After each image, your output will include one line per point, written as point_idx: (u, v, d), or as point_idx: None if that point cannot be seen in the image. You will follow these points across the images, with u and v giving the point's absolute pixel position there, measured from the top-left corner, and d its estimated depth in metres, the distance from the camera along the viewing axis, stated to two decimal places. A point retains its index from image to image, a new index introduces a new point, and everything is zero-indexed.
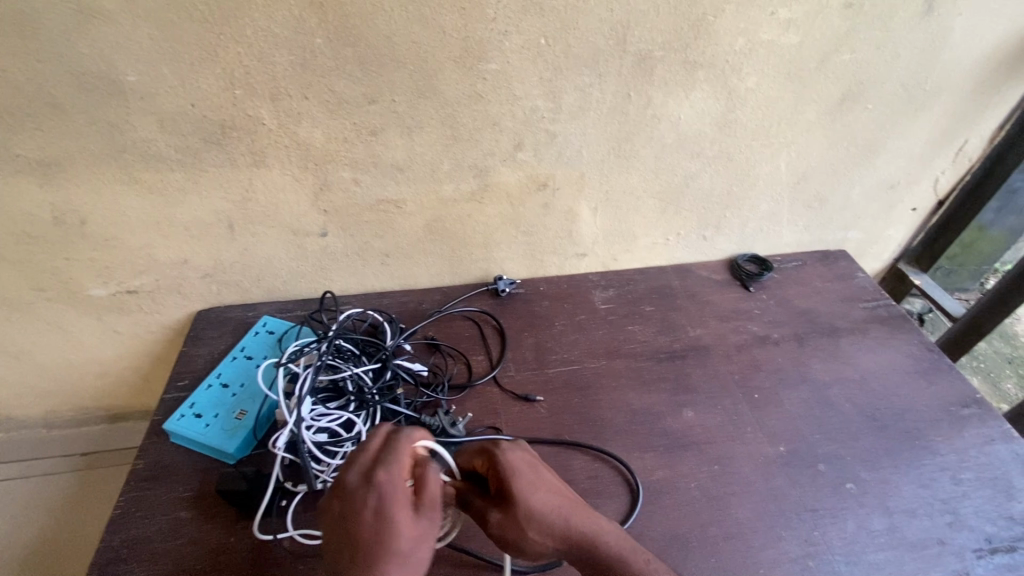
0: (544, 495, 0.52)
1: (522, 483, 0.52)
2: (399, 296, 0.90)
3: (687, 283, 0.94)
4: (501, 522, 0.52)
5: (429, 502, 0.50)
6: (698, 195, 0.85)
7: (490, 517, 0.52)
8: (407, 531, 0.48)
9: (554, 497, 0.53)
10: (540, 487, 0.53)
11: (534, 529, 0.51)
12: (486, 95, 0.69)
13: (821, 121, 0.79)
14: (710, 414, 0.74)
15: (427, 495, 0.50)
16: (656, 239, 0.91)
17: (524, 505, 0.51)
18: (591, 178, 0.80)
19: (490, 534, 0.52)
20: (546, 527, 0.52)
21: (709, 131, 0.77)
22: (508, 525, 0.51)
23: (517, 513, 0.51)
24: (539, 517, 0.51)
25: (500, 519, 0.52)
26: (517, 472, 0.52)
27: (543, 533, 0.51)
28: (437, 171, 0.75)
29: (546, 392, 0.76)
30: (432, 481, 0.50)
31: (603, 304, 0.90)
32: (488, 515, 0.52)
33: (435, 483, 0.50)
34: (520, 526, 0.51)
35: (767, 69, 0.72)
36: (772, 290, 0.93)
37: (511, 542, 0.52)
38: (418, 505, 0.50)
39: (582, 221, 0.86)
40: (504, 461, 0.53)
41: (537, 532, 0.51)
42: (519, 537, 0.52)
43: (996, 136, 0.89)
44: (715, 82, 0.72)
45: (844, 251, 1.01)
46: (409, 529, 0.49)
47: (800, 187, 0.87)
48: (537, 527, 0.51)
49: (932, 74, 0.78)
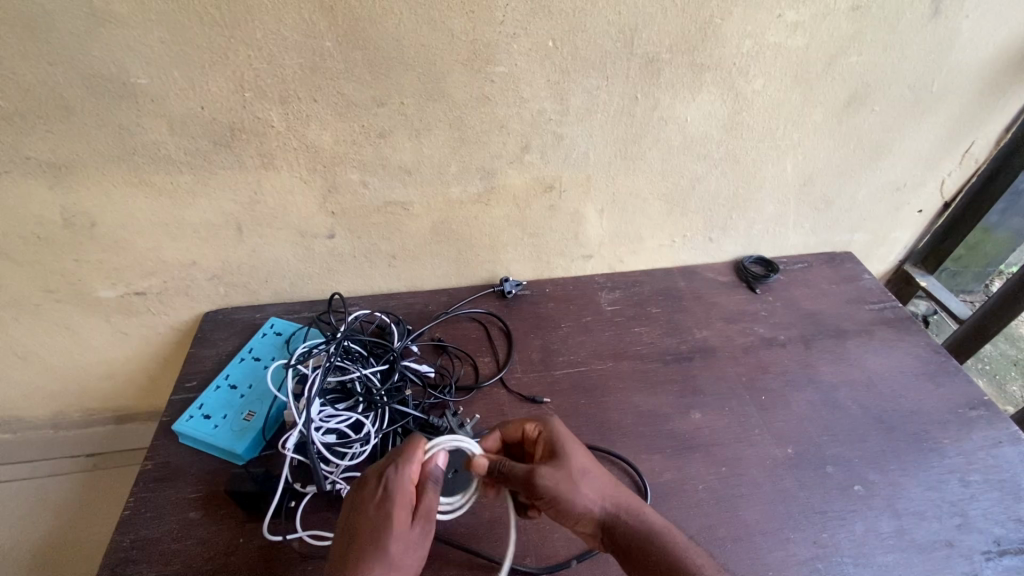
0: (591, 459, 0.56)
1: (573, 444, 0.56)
2: (405, 297, 0.90)
3: (692, 285, 0.94)
4: (552, 476, 0.53)
5: (428, 512, 0.52)
6: (704, 197, 0.85)
7: (543, 468, 0.53)
8: (404, 535, 0.50)
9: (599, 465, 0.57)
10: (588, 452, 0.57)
11: (583, 485, 0.54)
12: (493, 98, 0.69)
13: (827, 123, 0.79)
14: (717, 416, 0.75)
15: (427, 504, 0.52)
16: (662, 241, 0.91)
17: (577, 460, 0.55)
18: (598, 180, 0.80)
19: (542, 484, 0.52)
20: (595, 483, 0.54)
21: (715, 133, 0.77)
22: (561, 476, 0.53)
23: (570, 467, 0.54)
24: (589, 474, 0.55)
25: (552, 471, 0.53)
26: (566, 434, 0.57)
27: (593, 488, 0.54)
28: (444, 173, 0.75)
29: (553, 394, 0.77)
30: (432, 491, 0.52)
31: (609, 306, 0.90)
32: (540, 466, 0.53)
33: (434, 493, 0.52)
34: (569, 481, 0.53)
35: (774, 71, 0.72)
36: (778, 292, 0.93)
37: (560, 497, 0.53)
38: (416, 513, 0.51)
39: (589, 223, 0.86)
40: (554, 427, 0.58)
41: (585, 489, 0.54)
42: (569, 490, 0.53)
43: (1002, 138, 0.89)
44: (721, 84, 0.72)
45: (850, 253, 1.01)
46: (406, 533, 0.50)
47: (806, 189, 0.88)
48: (590, 480, 0.54)
49: (939, 76, 0.78)
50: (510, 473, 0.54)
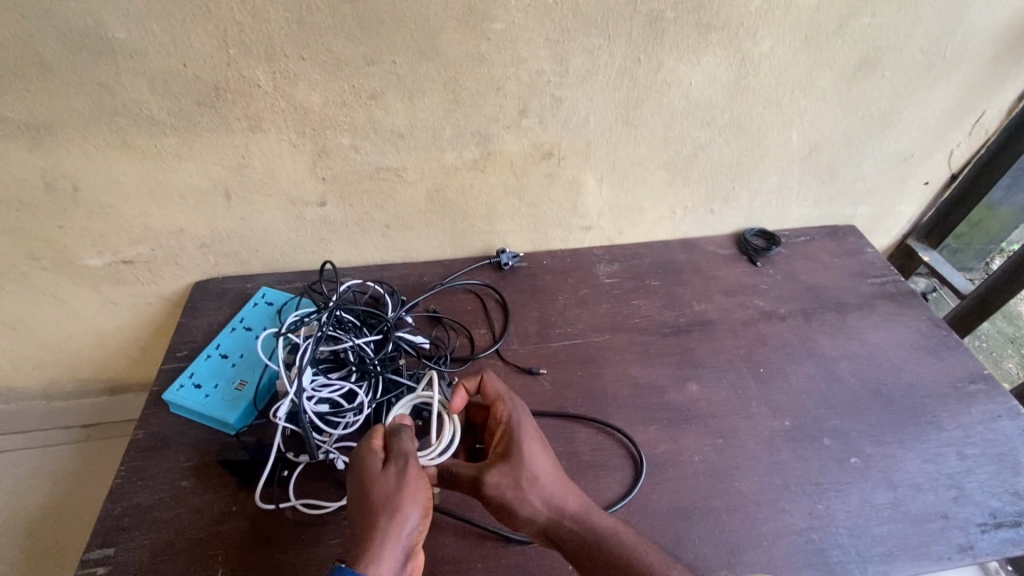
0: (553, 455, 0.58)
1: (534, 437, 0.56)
2: (400, 268, 0.88)
3: (693, 258, 0.92)
4: (498, 483, 0.53)
5: (408, 456, 0.51)
6: (707, 166, 0.83)
7: (489, 474, 0.53)
8: (383, 481, 0.50)
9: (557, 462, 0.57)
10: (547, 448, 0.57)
11: (536, 492, 0.53)
12: (490, 57, 0.66)
13: (836, 89, 0.77)
14: (715, 389, 0.74)
15: (399, 445, 0.51)
16: (663, 212, 0.89)
17: (528, 465, 0.54)
18: (598, 148, 0.78)
19: (488, 490, 0.52)
20: (543, 490, 0.53)
21: (719, 98, 0.74)
22: (508, 483, 0.53)
23: (519, 474, 0.53)
24: (538, 481, 0.53)
25: (499, 478, 0.53)
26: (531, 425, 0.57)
27: (539, 496, 0.53)
28: (439, 138, 0.73)
29: (549, 365, 0.76)
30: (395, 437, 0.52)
31: (607, 278, 0.89)
32: (487, 472, 0.53)
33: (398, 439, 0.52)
34: (519, 489, 0.53)
35: (782, 32, 0.69)
36: (780, 265, 0.91)
37: (505, 504, 0.52)
38: (390, 459, 0.51)
39: (588, 192, 0.84)
40: (520, 416, 0.57)
41: (536, 496, 0.53)
42: (514, 498, 0.53)
43: (1014, 107, 0.87)
44: (728, 46, 0.69)
45: (853, 226, 0.99)
46: (386, 478, 0.50)
47: (811, 159, 0.85)
48: (537, 489, 0.53)
49: (953, 40, 0.75)
50: (458, 476, 0.54)
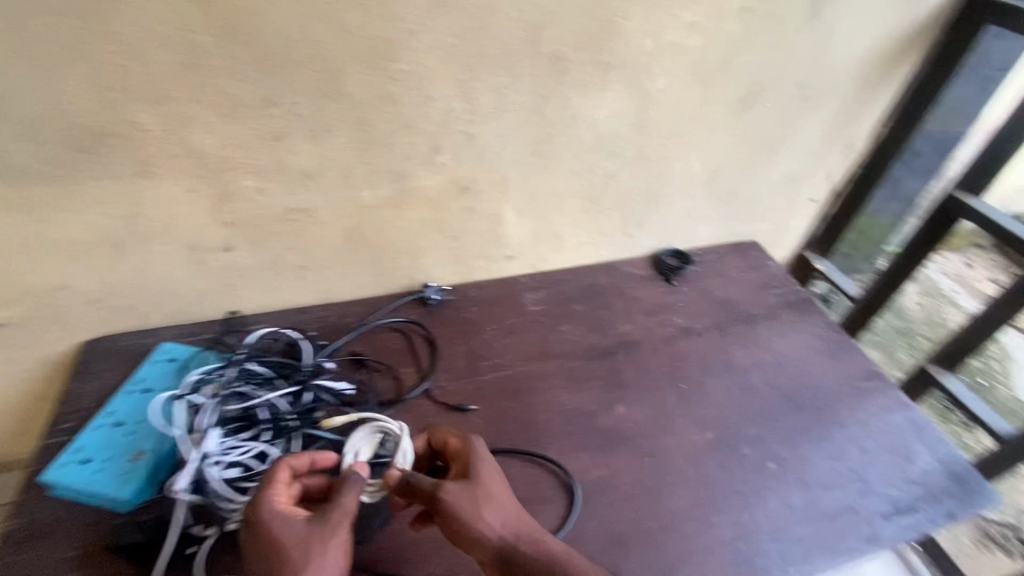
0: (505, 491, 0.54)
1: (446, 492, 0.52)
2: (320, 310, 0.85)
3: (614, 281, 0.95)
4: (458, 491, 0.52)
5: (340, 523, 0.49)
6: (618, 193, 0.87)
7: (448, 484, 0.53)
8: (307, 545, 0.47)
9: (488, 511, 0.52)
10: (471, 501, 0.52)
11: (496, 506, 0.52)
12: (397, 96, 0.66)
13: (726, 120, 0.83)
14: (641, 409, 0.76)
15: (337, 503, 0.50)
16: (583, 238, 0.92)
17: (487, 482, 0.54)
18: (513, 180, 0.79)
19: (446, 499, 0.52)
20: (503, 506, 0.53)
21: (623, 130, 0.78)
22: (467, 494, 0.52)
23: (479, 487, 0.53)
24: (497, 498, 0.53)
25: (459, 487, 0.53)
26: (448, 482, 0.53)
27: (499, 510, 0.52)
28: (351, 177, 0.71)
29: (479, 400, 0.75)
30: (349, 490, 0.51)
31: (533, 306, 0.90)
32: (446, 482, 0.53)
33: (352, 492, 0.51)
34: (479, 503, 0.52)
35: (674, 70, 0.74)
36: (693, 282, 0.97)
37: (462, 514, 0.51)
38: (314, 517, 0.49)
39: (508, 223, 0.85)
40: (472, 448, 0.57)
41: (494, 512, 0.52)
42: (474, 509, 0.52)
43: (877, 132, 0.97)
44: (626, 82, 0.73)
45: (756, 242, 1.06)
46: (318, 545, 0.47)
47: (712, 182, 0.92)
48: (498, 505, 0.52)
49: (820, 75, 0.84)
50: (415, 487, 0.53)
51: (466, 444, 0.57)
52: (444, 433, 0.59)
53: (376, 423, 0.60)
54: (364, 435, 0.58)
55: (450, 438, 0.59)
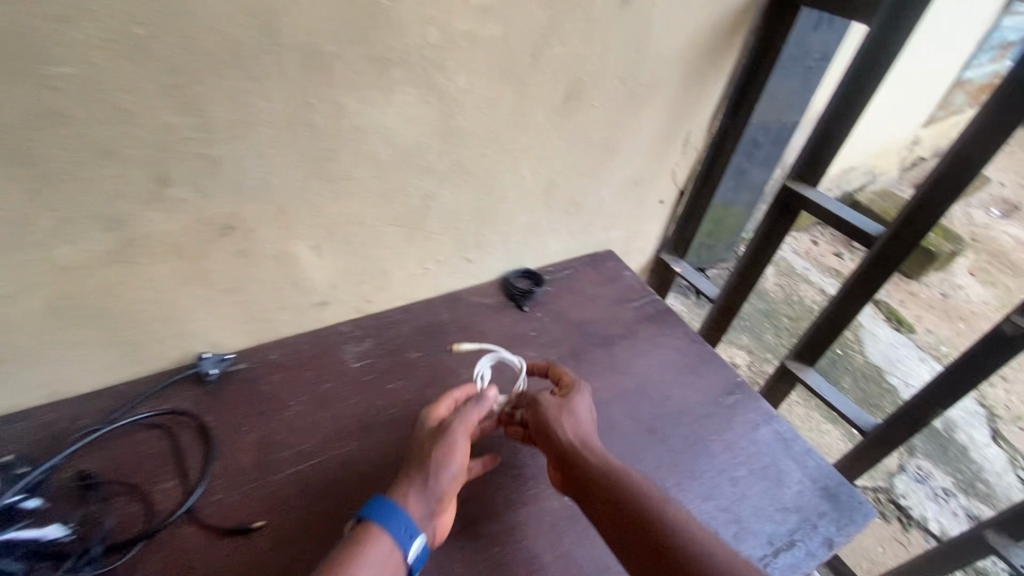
0: (586, 412, 0.63)
1: (543, 402, 0.62)
2: (41, 414, 0.61)
3: (457, 315, 0.82)
4: (532, 400, 0.62)
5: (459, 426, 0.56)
6: (443, 215, 0.73)
7: (542, 396, 0.62)
8: (439, 441, 0.54)
9: (565, 420, 0.60)
10: (558, 412, 0.60)
11: (573, 420, 0.60)
12: (67, 113, 0.45)
13: (552, 122, 0.72)
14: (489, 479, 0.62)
15: (460, 417, 0.56)
16: (411, 270, 0.77)
17: (572, 403, 0.62)
18: (296, 213, 0.62)
19: (540, 404, 0.61)
20: (585, 423, 0.61)
21: (429, 141, 0.64)
22: (553, 406, 0.61)
23: (558, 404, 0.61)
24: (572, 410, 0.61)
25: (552, 400, 0.62)
26: (542, 396, 0.62)
27: (586, 425, 0.61)
28: (28, 231, 0.49)
29: (275, 509, 0.57)
30: (473, 410, 0.57)
31: (355, 362, 0.73)
32: (541, 395, 0.63)
33: (474, 410, 0.57)
34: (561, 413, 0.60)
35: (475, 66, 0.61)
36: (547, 306, 0.86)
37: (547, 421, 0.60)
38: (450, 427, 0.55)
39: (306, 265, 0.68)
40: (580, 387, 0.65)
41: (571, 424, 0.60)
42: (558, 418, 0.60)
43: (712, 126, 0.91)
44: (417, 82, 0.59)
45: (611, 251, 0.99)
46: (444, 442, 0.54)
47: (550, 193, 0.81)
48: (575, 420, 0.60)
49: (645, 68, 0.74)
50: (520, 398, 0.64)
51: (563, 372, 0.68)
52: (545, 364, 0.70)
53: (498, 355, 0.70)
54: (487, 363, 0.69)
55: (552, 365, 0.69)
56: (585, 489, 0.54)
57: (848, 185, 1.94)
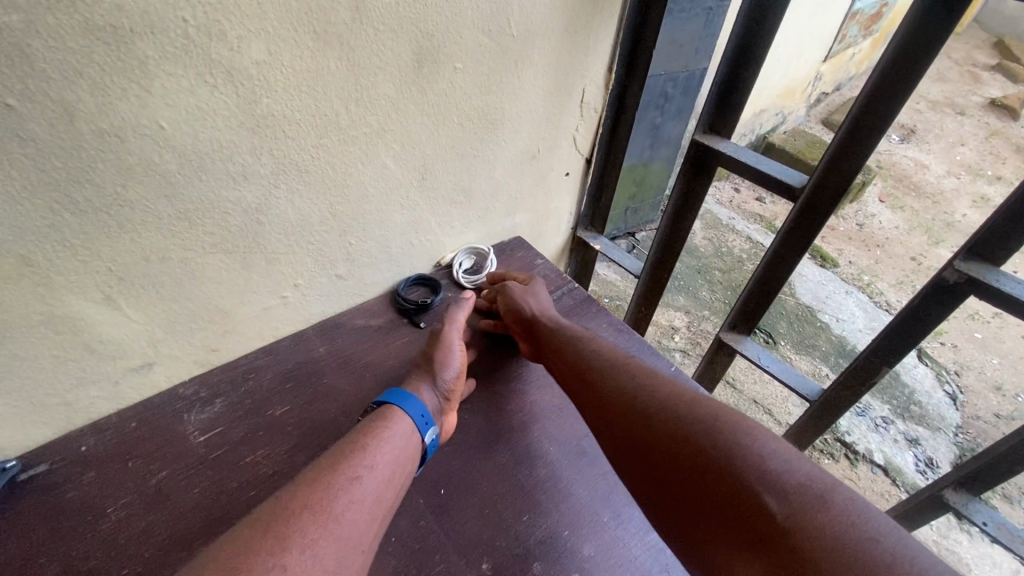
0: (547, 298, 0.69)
1: (512, 291, 0.68)
2: None
3: (337, 347, 0.67)
4: (506, 295, 0.68)
5: (449, 332, 0.62)
6: (287, 231, 0.57)
7: (510, 285, 0.69)
8: (451, 344, 0.60)
9: (534, 302, 0.66)
10: (526, 294, 0.68)
11: (531, 297, 0.67)
12: None
13: (406, 95, 0.57)
14: (380, 558, 0.48)
15: (449, 318, 0.63)
16: (262, 304, 0.61)
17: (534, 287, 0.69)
18: (50, 262, 0.44)
19: (512, 297, 0.67)
20: (542, 305, 0.67)
21: (233, 139, 0.48)
22: (518, 291, 0.68)
23: (532, 288, 0.69)
24: (535, 295, 0.68)
25: (515, 288, 0.69)
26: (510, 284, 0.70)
27: (543, 306, 0.67)
28: None
29: None
30: (453, 311, 0.64)
31: (203, 435, 0.57)
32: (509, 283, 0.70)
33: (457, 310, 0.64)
34: (527, 296, 0.67)
35: (272, 28, 0.45)
36: (448, 316, 0.72)
37: (517, 303, 0.66)
38: (449, 330, 0.62)
39: (98, 326, 0.50)
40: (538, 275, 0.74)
41: (535, 306, 0.66)
42: (530, 298, 0.67)
43: (609, 80, 0.79)
44: (184, 58, 0.42)
45: (518, 238, 0.86)
46: (452, 344, 0.60)
47: (427, 183, 0.66)
48: (537, 299, 0.67)
49: (513, 15, 0.60)
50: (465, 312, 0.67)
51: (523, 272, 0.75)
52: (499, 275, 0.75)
53: (471, 245, 0.79)
54: (464, 252, 0.78)
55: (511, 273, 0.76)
56: (615, 420, 0.49)
57: (761, 128, 1.91)
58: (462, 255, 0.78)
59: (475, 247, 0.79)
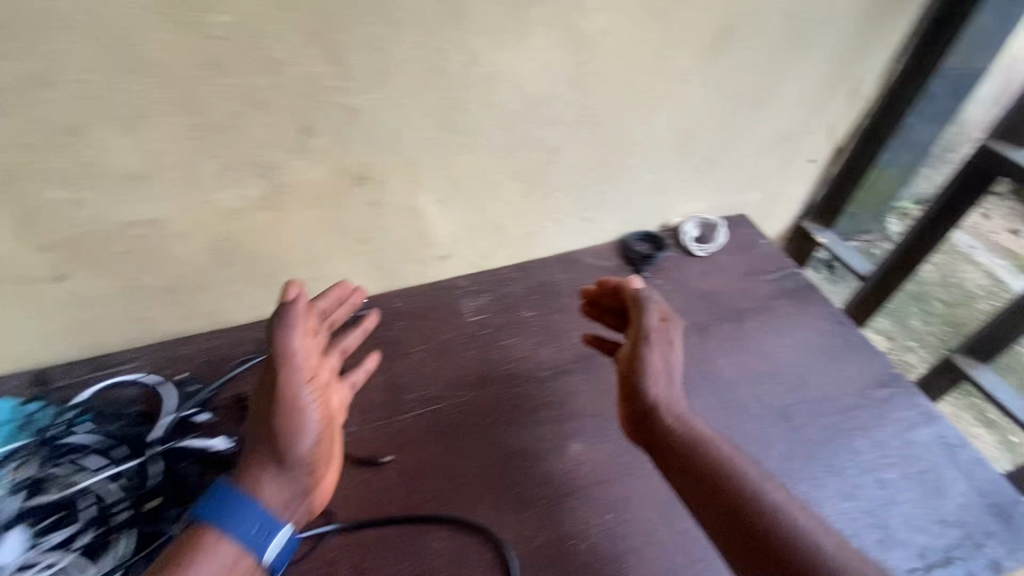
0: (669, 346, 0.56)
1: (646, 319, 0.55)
2: (209, 340, 0.69)
3: (573, 276, 0.79)
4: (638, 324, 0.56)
5: (293, 360, 0.47)
6: (567, 170, 0.69)
7: (653, 317, 0.56)
8: (292, 386, 0.47)
9: (659, 353, 0.54)
10: (659, 336, 0.55)
11: (658, 348, 0.55)
12: (233, 64, 0.48)
13: (697, 67, 0.65)
14: (602, 445, 0.60)
15: None
16: (528, 227, 0.75)
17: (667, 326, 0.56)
18: (424, 165, 0.62)
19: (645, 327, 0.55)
20: (652, 364, 0.54)
21: (560, 91, 0.60)
22: (655, 330, 0.55)
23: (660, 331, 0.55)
24: (660, 343, 0.55)
25: (658, 323, 0.56)
26: (653, 306, 0.57)
27: (653, 364, 0.54)
28: (200, 176, 0.54)
29: (397, 449, 0.60)
30: (281, 325, 0.47)
31: (473, 316, 0.74)
32: (649, 304, 0.56)
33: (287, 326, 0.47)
34: (659, 338, 0.55)
35: (620, 3, 0.56)
36: (669, 272, 0.80)
37: (647, 342, 0.54)
38: (286, 365, 0.47)
39: (430, 218, 0.68)
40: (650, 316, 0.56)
41: (657, 357, 0.54)
42: (656, 346, 0.55)
43: (887, 71, 0.78)
44: (554, 24, 0.55)
45: (744, 216, 0.88)
46: (349, 390, 0.49)
47: (684, 149, 0.74)
48: (660, 349, 0.55)
49: (818, 1, 0.65)
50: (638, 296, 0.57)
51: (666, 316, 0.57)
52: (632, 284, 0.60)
53: (701, 214, 0.84)
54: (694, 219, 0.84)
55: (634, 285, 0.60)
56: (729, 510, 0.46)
57: None
58: (692, 222, 0.83)
59: (705, 217, 0.84)
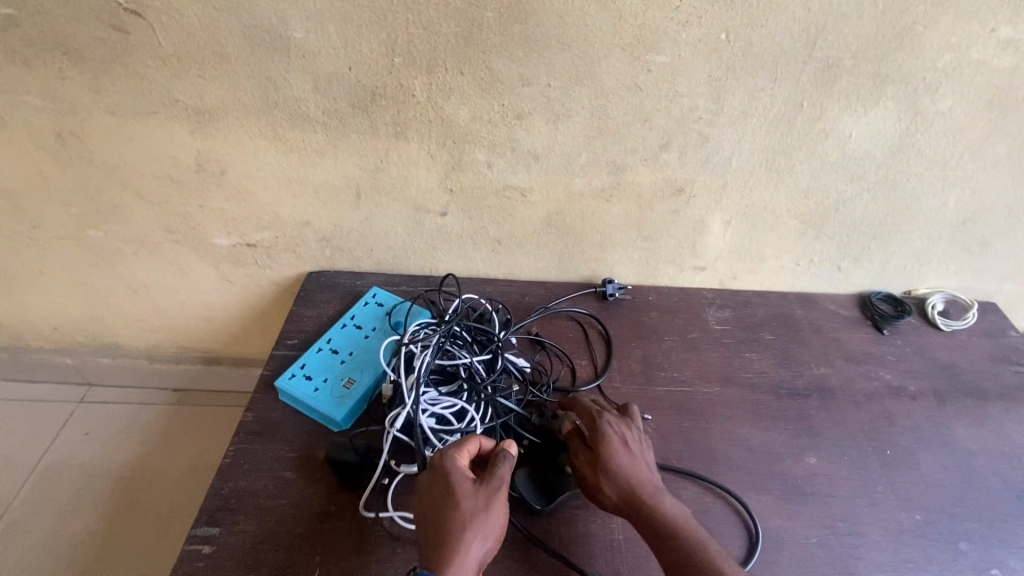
0: (630, 463, 0.58)
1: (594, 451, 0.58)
2: (503, 285, 0.87)
3: (811, 315, 0.86)
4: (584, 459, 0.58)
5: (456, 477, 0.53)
6: (846, 222, 0.78)
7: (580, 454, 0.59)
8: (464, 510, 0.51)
9: (610, 478, 0.56)
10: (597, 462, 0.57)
11: (623, 474, 0.57)
12: (645, 88, 0.64)
13: (1011, 158, 0.70)
14: (835, 465, 0.68)
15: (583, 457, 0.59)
16: (785, 262, 0.84)
17: (613, 453, 0.58)
18: (733, 190, 0.74)
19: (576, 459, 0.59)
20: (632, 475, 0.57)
21: (878, 154, 0.70)
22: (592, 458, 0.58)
23: (611, 456, 0.58)
24: (619, 469, 0.57)
25: (588, 456, 0.58)
26: (582, 452, 0.59)
27: (630, 477, 0.57)
28: (573, 163, 0.72)
29: (655, 410, 0.73)
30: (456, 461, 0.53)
31: (717, 324, 0.84)
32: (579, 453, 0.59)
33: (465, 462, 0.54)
34: (637, 475, 0.57)
35: (968, 93, 0.64)
36: (908, 336, 0.84)
37: (590, 476, 0.57)
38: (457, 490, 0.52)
39: (711, 233, 0.80)
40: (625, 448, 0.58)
41: (620, 479, 0.57)
42: (605, 473, 0.57)
43: None
44: (902, 101, 0.65)
45: (993, 304, 0.89)
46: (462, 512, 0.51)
47: (963, 228, 0.78)
48: (624, 475, 0.56)
49: None
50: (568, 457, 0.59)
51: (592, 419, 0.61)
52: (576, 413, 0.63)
53: (951, 289, 0.87)
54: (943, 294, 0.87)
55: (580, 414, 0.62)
56: None
57: None
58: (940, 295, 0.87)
59: (954, 294, 0.87)
